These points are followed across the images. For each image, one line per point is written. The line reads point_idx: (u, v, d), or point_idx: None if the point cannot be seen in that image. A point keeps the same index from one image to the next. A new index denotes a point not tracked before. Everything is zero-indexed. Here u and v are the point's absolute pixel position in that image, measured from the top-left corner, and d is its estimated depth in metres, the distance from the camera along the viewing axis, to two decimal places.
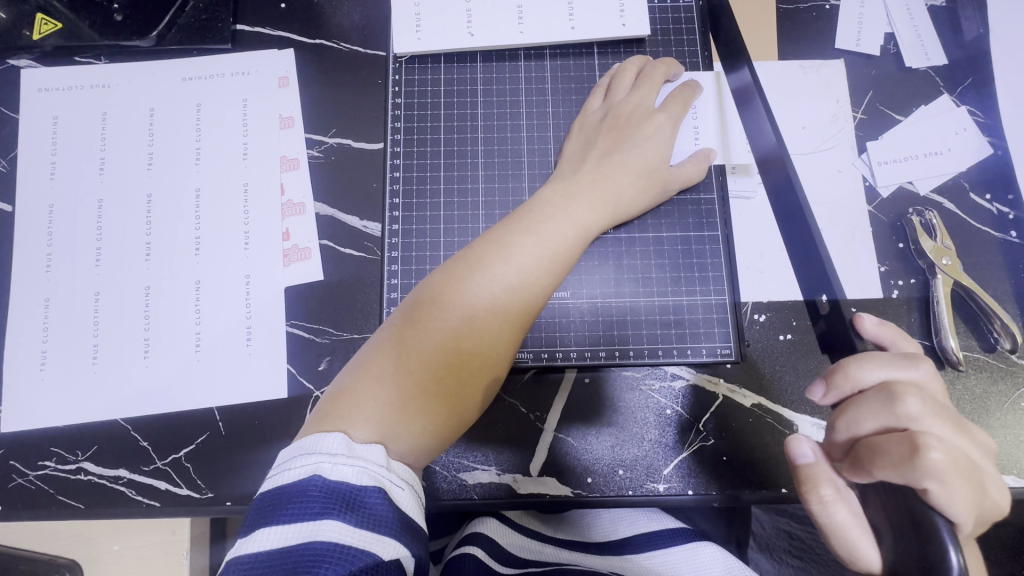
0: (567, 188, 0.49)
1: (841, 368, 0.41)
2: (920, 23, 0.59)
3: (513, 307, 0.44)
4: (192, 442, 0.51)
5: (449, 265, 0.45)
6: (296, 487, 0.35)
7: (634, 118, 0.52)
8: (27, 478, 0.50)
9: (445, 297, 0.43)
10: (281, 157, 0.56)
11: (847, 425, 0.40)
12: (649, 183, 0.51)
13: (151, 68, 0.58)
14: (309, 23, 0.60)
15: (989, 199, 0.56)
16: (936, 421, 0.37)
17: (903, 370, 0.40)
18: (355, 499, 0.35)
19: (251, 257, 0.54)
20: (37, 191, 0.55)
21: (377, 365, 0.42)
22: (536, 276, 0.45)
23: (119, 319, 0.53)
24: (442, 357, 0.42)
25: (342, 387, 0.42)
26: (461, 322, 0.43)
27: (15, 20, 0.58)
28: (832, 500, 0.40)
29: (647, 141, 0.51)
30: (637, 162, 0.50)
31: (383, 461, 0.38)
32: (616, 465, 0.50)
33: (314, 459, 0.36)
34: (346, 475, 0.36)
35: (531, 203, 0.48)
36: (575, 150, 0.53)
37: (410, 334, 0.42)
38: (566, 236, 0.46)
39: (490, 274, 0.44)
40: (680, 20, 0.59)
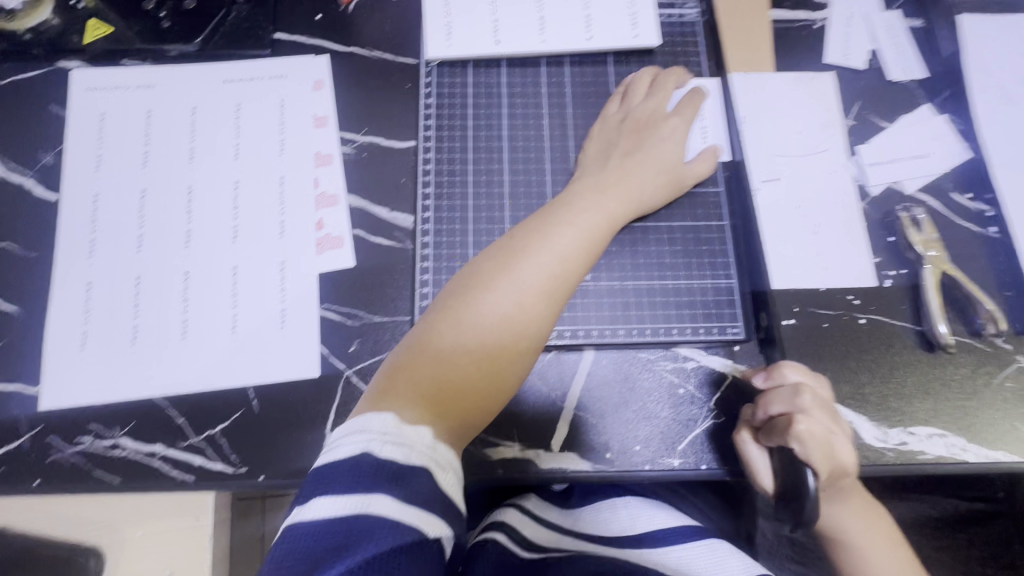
0: (597, 183, 0.53)
1: (777, 365, 0.52)
2: (901, 41, 0.66)
3: (553, 293, 0.47)
4: (227, 418, 0.53)
5: (493, 254, 0.49)
6: (348, 463, 0.37)
7: (651, 121, 0.57)
8: (64, 453, 0.52)
9: (493, 282, 0.47)
10: (316, 153, 0.60)
11: (762, 405, 0.50)
12: (667, 179, 0.55)
13: (194, 70, 0.62)
14: (344, 32, 0.64)
15: (970, 197, 0.61)
16: (819, 411, 0.49)
17: (813, 377, 0.51)
18: (403, 476, 0.37)
19: (288, 245, 0.57)
20: (83, 181, 0.59)
21: (430, 345, 0.45)
22: (574, 264, 0.48)
23: (159, 302, 0.55)
24: (491, 338, 0.45)
25: (398, 365, 0.45)
26: (507, 305, 0.46)
27: (67, 25, 0.63)
28: (754, 449, 0.51)
29: (664, 141, 0.56)
30: (656, 159, 0.55)
31: (429, 442, 0.40)
32: (634, 442, 0.53)
33: (364, 437, 0.38)
34: (393, 454, 0.38)
35: (567, 197, 0.52)
36: (602, 147, 0.57)
37: (461, 316, 0.46)
38: (599, 227, 0.50)
39: (532, 262, 0.47)
40: (686, 34, 0.64)
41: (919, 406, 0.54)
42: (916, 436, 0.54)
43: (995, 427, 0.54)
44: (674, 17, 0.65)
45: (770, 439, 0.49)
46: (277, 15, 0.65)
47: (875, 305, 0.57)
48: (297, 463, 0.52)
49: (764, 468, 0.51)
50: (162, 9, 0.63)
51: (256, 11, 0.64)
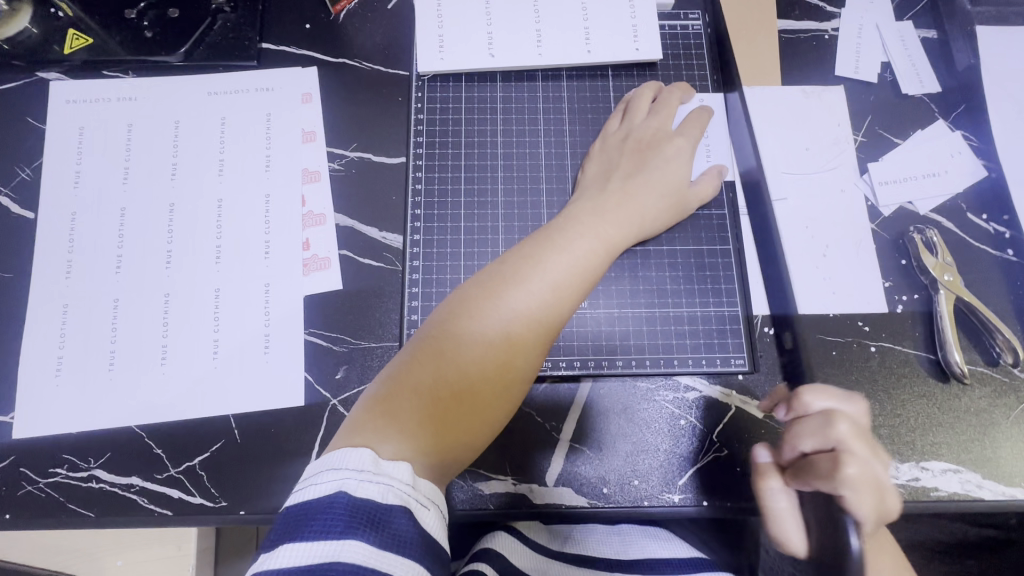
0: (594, 204, 0.51)
1: (797, 394, 0.49)
2: (914, 53, 0.63)
3: (546, 320, 0.45)
4: (206, 450, 0.50)
5: (483, 278, 0.46)
6: (321, 504, 0.35)
7: (655, 141, 0.54)
8: (37, 486, 0.49)
9: (482, 307, 0.44)
10: (302, 169, 0.58)
11: (790, 440, 0.47)
12: (671, 202, 0.53)
13: (177, 82, 0.60)
14: (333, 43, 0.62)
15: (986, 218, 0.58)
16: (859, 445, 0.44)
17: (843, 402, 0.48)
18: (379, 518, 0.35)
19: (272, 266, 0.55)
20: (61, 198, 0.56)
21: (412, 373, 0.43)
22: (569, 290, 0.46)
23: (137, 326, 0.53)
24: (479, 367, 0.43)
25: (380, 395, 0.42)
26: (497, 333, 0.44)
27: (46, 35, 0.60)
28: (777, 491, 0.46)
29: (668, 162, 0.53)
30: (659, 181, 0.52)
31: (409, 479, 0.38)
32: (631, 476, 0.50)
33: (340, 475, 0.36)
34: (370, 493, 0.36)
35: (562, 219, 0.50)
36: (601, 166, 0.55)
37: (447, 344, 0.43)
38: (595, 251, 0.48)
39: (525, 289, 0.45)
40: (689, 46, 0.62)
41: (933, 439, 0.52)
42: (928, 472, 0.51)
43: (1012, 463, 0.52)
44: (676, 29, 0.62)
45: (803, 478, 0.44)
46: (264, 25, 0.62)
47: (885, 332, 0.55)
48: (279, 498, 0.49)
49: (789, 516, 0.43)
50: (145, 19, 0.61)
51: (242, 21, 0.61)
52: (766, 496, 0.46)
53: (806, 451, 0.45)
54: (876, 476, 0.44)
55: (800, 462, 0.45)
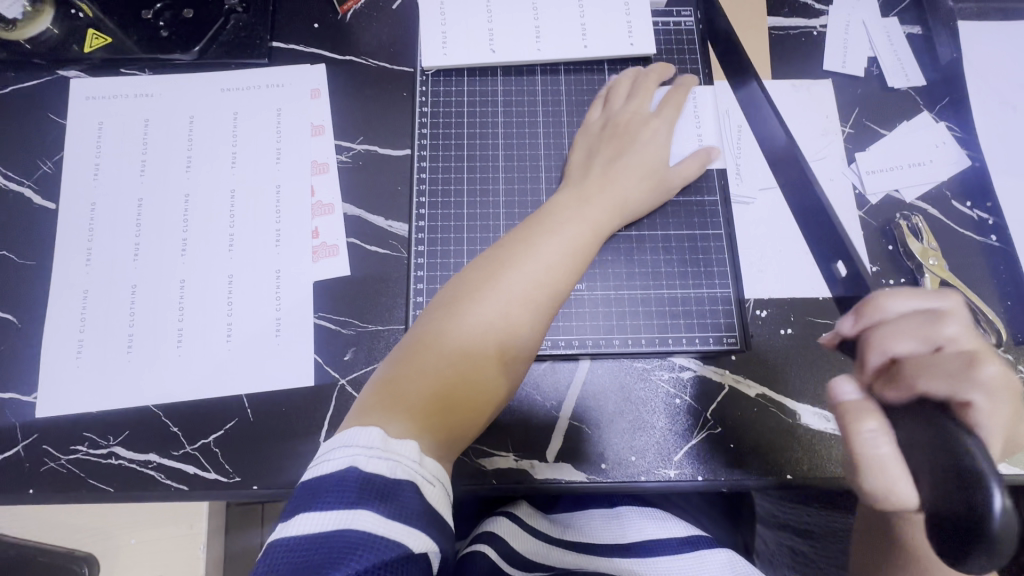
0: (581, 191, 0.53)
1: (874, 300, 0.43)
2: (899, 48, 0.65)
3: (542, 299, 0.47)
4: (221, 428, 0.53)
5: (480, 265, 0.49)
6: (334, 477, 0.37)
7: (632, 126, 0.57)
8: (59, 462, 0.52)
9: (479, 292, 0.47)
10: (311, 161, 0.60)
11: (880, 345, 0.41)
12: (652, 182, 0.55)
13: (191, 79, 0.63)
14: (340, 40, 0.65)
15: (970, 206, 0.60)
16: (993, 383, 0.39)
17: (932, 300, 0.42)
18: (388, 491, 0.36)
19: (283, 254, 0.57)
20: (81, 190, 0.59)
21: (416, 357, 0.45)
22: (563, 271, 0.49)
23: (154, 311, 0.55)
24: (480, 347, 0.45)
25: (384, 380, 0.44)
26: (496, 314, 0.46)
27: (66, 35, 0.63)
28: (877, 433, 0.38)
29: (645, 145, 0.56)
30: (638, 163, 0.55)
31: (416, 456, 0.39)
32: (628, 452, 0.52)
33: (350, 452, 0.38)
34: (378, 468, 0.37)
35: (553, 207, 0.53)
36: (587, 157, 0.57)
37: (449, 328, 0.46)
38: (585, 234, 0.51)
39: (519, 271, 0.47)
40: (683, 42, 0.64)
41: None
42: None
43: None
44: (670, 25, 0.65)
45: (899, 387, 0.39)
46: (274, 24, 0.65)
47: None
48: (290, 473, 0.51)
49: (897, 461, 0.37)
50: (160, 19, 0.63)
51: (253, 20, 0.64)
52: (862, 439, 0.39)
53: (900, 353, 0.40)
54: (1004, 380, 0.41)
55: (896, 370, 0.40)
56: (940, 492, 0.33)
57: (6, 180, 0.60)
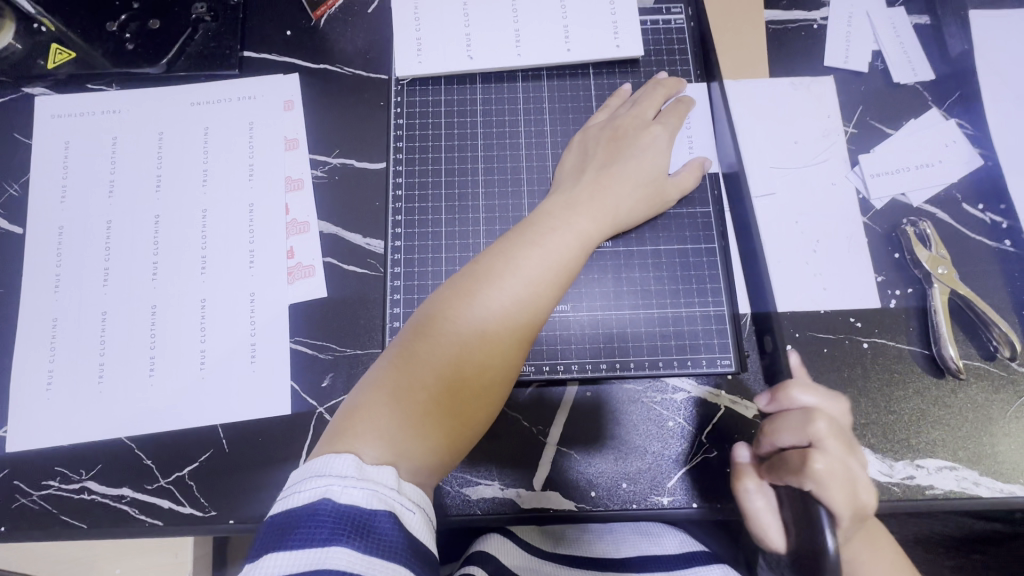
0: (567, 201, 0.50)
1: (784, 385, 0.46)
2: (906, 41, 0.61)
3: (522, 321, 0.45)
4: (195, 459, 0.51)
5: (457, 279, 0.46)
6: (305, 512, 0.35)
7: (633, 129, 0.54)
8: (30, 498, 0.50)
9: (455, 311, 0.44)
10: (285, 178, 0.58)
11: (769, 436, 0.46)
12: (647, 193, 0.52)
13: (160, 94, 0.60)
14: (315, 49, 0.62)
15: (982, 209, 0.57)
16: (837, 443, 0.43)
17: (827, 398, 0.45)
18: (365, 523, 0.35)
19: (256, 276, 0.55)
20: (48, 213, 0.57)
21: (392, 378, 0.43)
22: (546, 288, 0.46)
23: (124, 339, 0.53)
24: (455, 370, 0.43)
25: (359, 404, 0.42)
26: (472, 334, 0.43)
27: (30, 51, 0.61)
28: (754, 491, 0.46)
29: (644, 151, 0.53)
30: (636, 172, 0.52)
31: (393, 483, 0.38)
32: (619, 479, 0.50)
33: (324, 481, 0.36)
34: (353, 499, 0.36)
35: (533, 217, 0.50)
36: (582, 160, 0.54)
37: (423, 349, 0.43)
38: (572, 248, 0.47)
39: (496, 289, 0.44)
40: (673, 41, 0.61)
41: (927, 436, 0.51)
42: (923, 470, 0.50)
43: (1013, 460, 0.50)
44: (660, 24, 0.61)
45: (776, 477, 0.44)
46: (245, 33, 0.62)
47: (878, 329, 0.53)
48: (267, 506, 0.50)
49: (769, 514, 0.46)
50: (126, 31, 0.61)
51: (223, 29, 0.61)
52: (743, 499, 0.46)
53: (784, 447, 0.45)
54: (856, 476, 0.43)
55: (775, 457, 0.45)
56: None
57: None
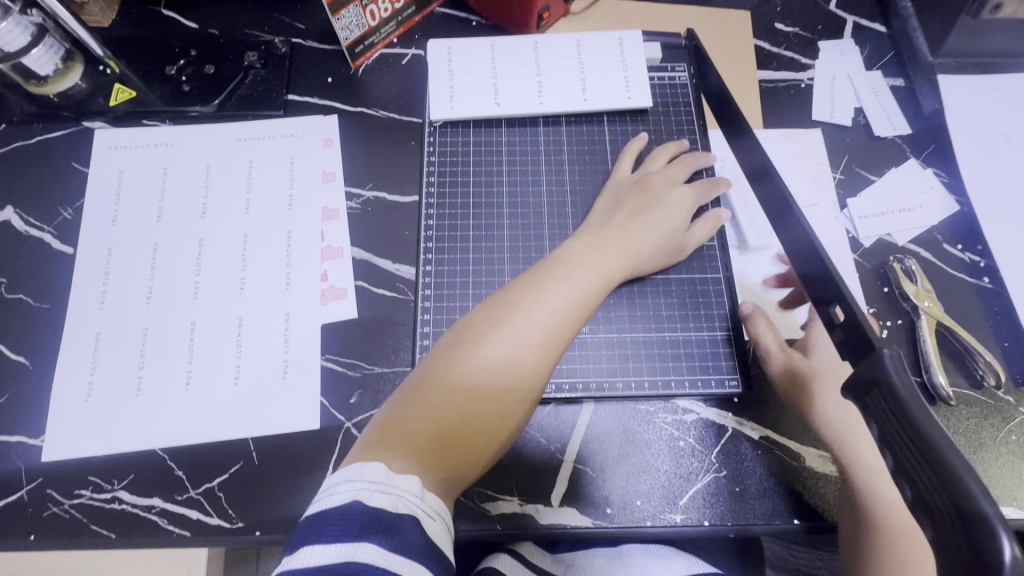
0: (604, 243, 0.54)
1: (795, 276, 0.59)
2: (884, 100, 0.69)
3: (546, 347, 0.48)
4: (226, 471, 0.53)
5: (487, 305, 0.49)
6: (337, 511, 0.37)
7: (660, 186, 0.59)
8: (62, 507, 0.51)
9: (485, 335, 0.47)
10: (322, 208, 0.63)
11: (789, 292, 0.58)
12: (661, 241, 0.57)
13: (210, 130, 0.66)
14: (353, 94, 0.68)
15: (961, 249, 0.62)
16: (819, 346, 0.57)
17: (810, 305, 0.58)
18: (390, 525, 0.37)
19: (292, 296, 0.59)
20: (99, 236, 0.61)
21: (425, 395, 0.45)
22: (569, 319, 0.49)
23: (164, 354, 0.56)
24: (486, 391, 0.46)
25: (391, 419, 0.45)
26: (501, 358, 0.46)
27: (93, 89, 0.66)
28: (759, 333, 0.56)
29: (670, 206, 0.58)
30: (656, 223, 0.56)
31: (417, 490, 0.40)
32: (633, 496, 0.52)
33: (355, 485, 0.38)
34: (382, 502, 0.38)
35: (563, 254, 0.53)
36: (612, 201, 0.59)
37: (453, 369, 0.46)
38: (595, 283, 0.51)
39: (525, 316, 0.48)
40: (677, 94, 0.68)
41: None
42: None
43: (1007, 484, 0.53)
44: (665, 79, 0.68)
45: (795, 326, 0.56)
46: (290, 79, 0.69)
47: None
48: (293, 518, 0.51)
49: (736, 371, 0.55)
50: (183, 74, 0.67)
51: (271, 75, 0.68)
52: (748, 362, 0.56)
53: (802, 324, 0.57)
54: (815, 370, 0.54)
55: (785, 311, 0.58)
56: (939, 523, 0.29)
57: (26, 226, 0.62)
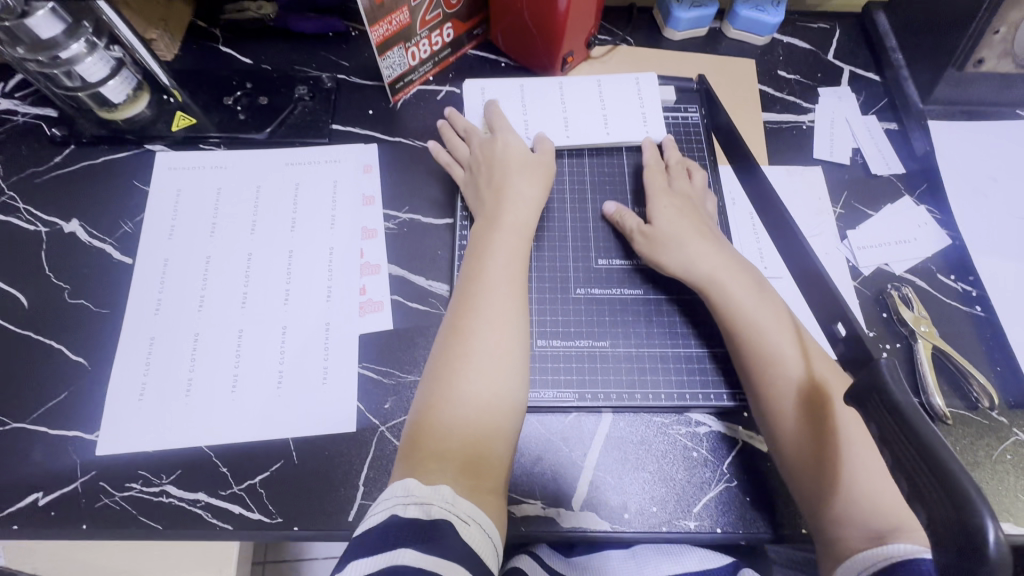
0: (503, 227, 0.61)
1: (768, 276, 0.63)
2: (880, 142, 0.75)
3: (505, 322, 0.54)
4: (267, 469, 0.56)
5: (446, 323, 0.56)
6: (377, 527, 0.41)
7: (485, 147, 0.68)
8: (113, 499, 0.55)
9: (453, 345, 0.53)
10: (361, 227, 0.68)
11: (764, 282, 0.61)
12: (540, 184, 0.65)
13: (261, 155, 0.72)
14: (393, 125, 0.75)
15: (954, 279, 0.66)
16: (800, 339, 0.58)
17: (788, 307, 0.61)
18: (425, 531, 0.41)
19: (333, 308, 0.63)
20: (156, 248, 0.66)
21: (423, 413, 0.50)
22: (512, 288, 0.57)
23: (213, 358, 0.60)
24: (471, 385, 0.50)
25: (411, 444, 0.49)
26: (469, 351, 0.52)
27: (157, 116, 0.73)
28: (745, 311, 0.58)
29: (506, 150, 0.67)
30: (513, 163, 0.66)
31: (449, 497, 0.44)
32: (649, 503, 0.55)
33: (390, 504, 0.43)
34: (415, 514, 0.42)
35: (488, 241, 0.60)
36: (495, 189, 0.64)
37: (438, 386, 0.51)
38: (514, 246, 0.60)
39: (484, 309, 0.54)
40: (688, 132, 0.74)
41: None
42: None
43: (1005, 501, 0.56)
44: (678, 118, 0.75)
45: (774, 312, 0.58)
46: (335, 111, 0.75)
47: None
48: (330, 515, 0.54)
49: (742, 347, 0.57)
50: (238, 104, 0.74)
51: (319, 107, 0.75)
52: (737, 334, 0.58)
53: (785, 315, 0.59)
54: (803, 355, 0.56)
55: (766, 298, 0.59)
56: (931, 508, 0.33)
57: (90, 237, 0.67)
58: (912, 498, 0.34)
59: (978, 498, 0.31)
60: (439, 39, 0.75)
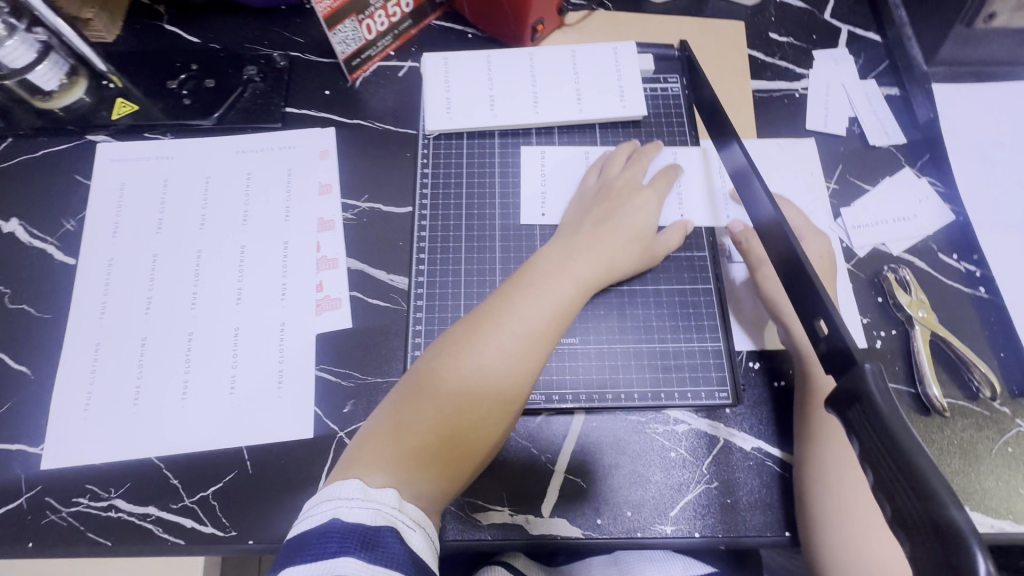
0: (569, 266, 0.54)
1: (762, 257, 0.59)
2: (880, 110, 0.69)
3: (532, 361, 0.49)
4: (220, 480, 0.53)
5: (468, 321, 0.50)
6: (316, 532, 0.37)
7: (626, 192, 0.60)
8: (60, 515, 0.52)
9: (474, 344, 0.48)
10: (318, 219, 0.63)
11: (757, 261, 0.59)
12: (639, 248, 0.58)
13: (209, 143, 0.67)
14: (350, 106, 0.70)
15: (957, 258, 0.62)
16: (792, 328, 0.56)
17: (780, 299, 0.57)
18: (371, 538, 0.37)
19: (287, 307, 0.59)
20: (100, 247, 0.62)
21: (409, 404, 0.46)
22: (552, 326, 0.50)
23: (161, 362, 0.57)
24: (471, 402, 0.46)
25: (370, 435, 0.45)
26: (489, 366, 0.47)
27: (97, 103, 0.68)
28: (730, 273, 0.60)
29: (635, 210, 0.59)
30: (627, 225, 0.58)
31: (396, 502, 0.40)
32: (623, 507, 0.52)
33: (334, 504, 0.39)
34: (360, 517, 0.38)
35: (538, 262, 0.54)
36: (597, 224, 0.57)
37: (442, 380, 0.47)
38: (569, 289, 0.52)
39: (515, 319, 0.49)
40: (669, 106, 0.68)
41: None
42: None
43: (1005, 498, 0.52)
44: (658, 91, 0.69)
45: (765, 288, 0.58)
46: (288, 92, 0.70)
47: None
48: (285, 527, 0.52)
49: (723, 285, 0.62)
50: (184, 88, 0.69)
51: (270, 89, 0.69)
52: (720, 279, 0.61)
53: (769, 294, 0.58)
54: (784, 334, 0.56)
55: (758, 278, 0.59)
56: (914, 537, 0.29)
57: (30, 237, 0.63)
58: (896, 523, 0.30)
59: (968, 528, 0.27)
60: (396, 10, 0.69)
